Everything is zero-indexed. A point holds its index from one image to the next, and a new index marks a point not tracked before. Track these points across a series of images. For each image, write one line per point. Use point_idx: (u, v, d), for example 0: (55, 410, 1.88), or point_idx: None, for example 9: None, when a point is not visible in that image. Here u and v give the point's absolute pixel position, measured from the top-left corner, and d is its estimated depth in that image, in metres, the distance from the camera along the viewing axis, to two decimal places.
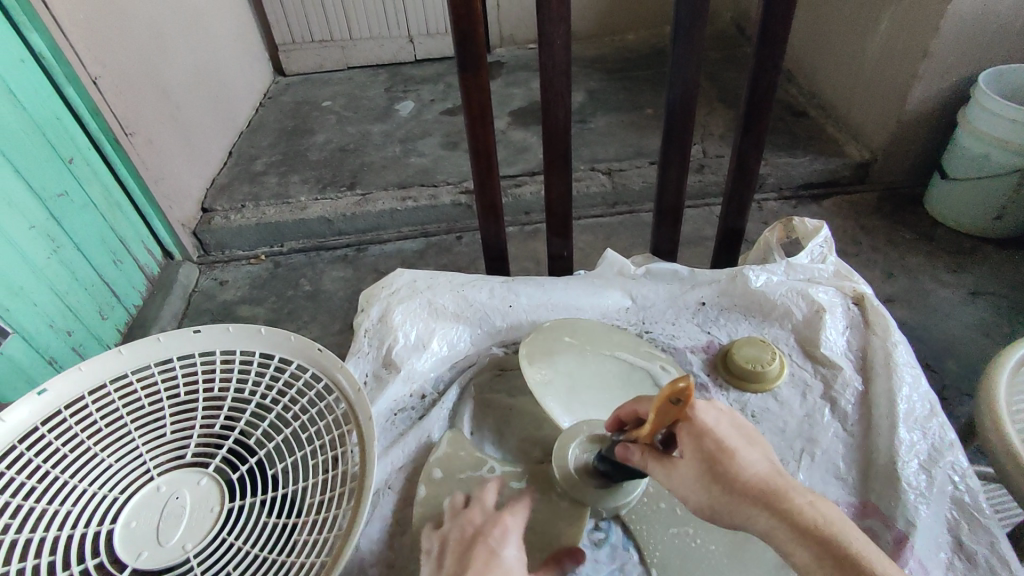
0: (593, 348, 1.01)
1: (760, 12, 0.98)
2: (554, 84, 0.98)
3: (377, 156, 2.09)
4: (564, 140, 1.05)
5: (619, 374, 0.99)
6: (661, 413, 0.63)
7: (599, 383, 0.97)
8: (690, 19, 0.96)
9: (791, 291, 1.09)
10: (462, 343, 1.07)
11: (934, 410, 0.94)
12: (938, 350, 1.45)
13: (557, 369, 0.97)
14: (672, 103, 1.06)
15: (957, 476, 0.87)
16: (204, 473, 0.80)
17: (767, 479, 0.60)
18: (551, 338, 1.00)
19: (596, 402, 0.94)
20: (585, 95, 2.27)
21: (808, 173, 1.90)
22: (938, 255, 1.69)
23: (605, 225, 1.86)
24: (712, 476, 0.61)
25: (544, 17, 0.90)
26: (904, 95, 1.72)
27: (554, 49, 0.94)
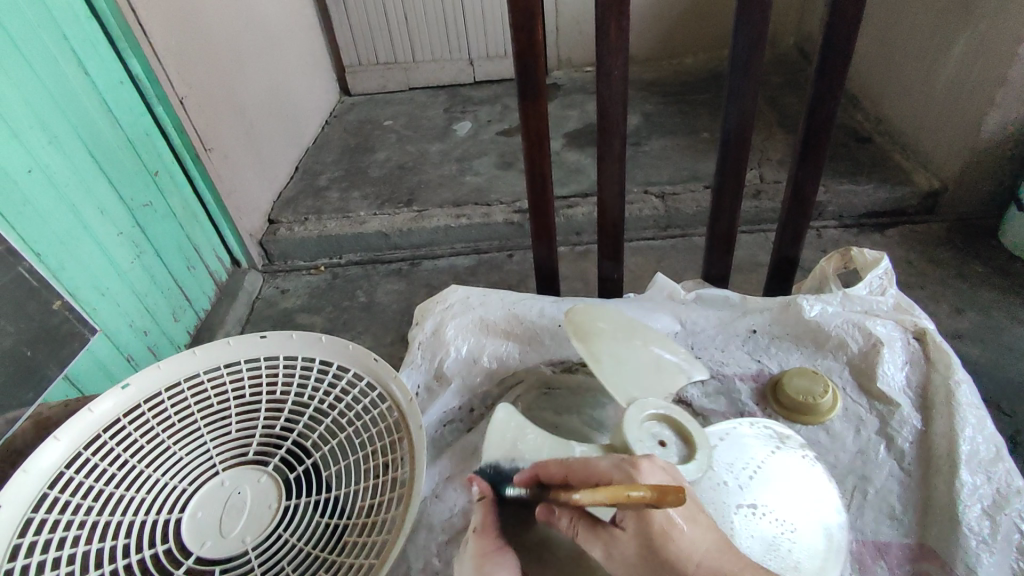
0: (629, 334, 0.99)
1: (829, 39, 0.98)
2: (611, 110, 1.00)
3: (434, 174, 2.17)
4: (620, 163, 1.07)
5: (656, 354, 0.98)
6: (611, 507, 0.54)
7: (642, 364, 0.95)
8: (750, 50, 0.97)
9: (847, 323, 1.07)
10: (511, 360, 1.08)
11: (999, 453, 0.89)
12: (1012, 392, 1.36)
13: (603, 353, 0.95)
14: (728, 131, 1.07)
15: None
16: (264, 471, 0.85)
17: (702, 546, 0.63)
18: (595, 328, 0.98)
19: (640, 382, 0.92)
20: (641, 118, 2.28)
21: (871, 201, 1.85)
22: (1014, 290, 1.60)
23: (656, 248, 1.85)
24: (651, 562, 0.63)
25: (603, 47, 0.93)
26: (978, 122, 1.65)
27: (613, 79, 0.97)
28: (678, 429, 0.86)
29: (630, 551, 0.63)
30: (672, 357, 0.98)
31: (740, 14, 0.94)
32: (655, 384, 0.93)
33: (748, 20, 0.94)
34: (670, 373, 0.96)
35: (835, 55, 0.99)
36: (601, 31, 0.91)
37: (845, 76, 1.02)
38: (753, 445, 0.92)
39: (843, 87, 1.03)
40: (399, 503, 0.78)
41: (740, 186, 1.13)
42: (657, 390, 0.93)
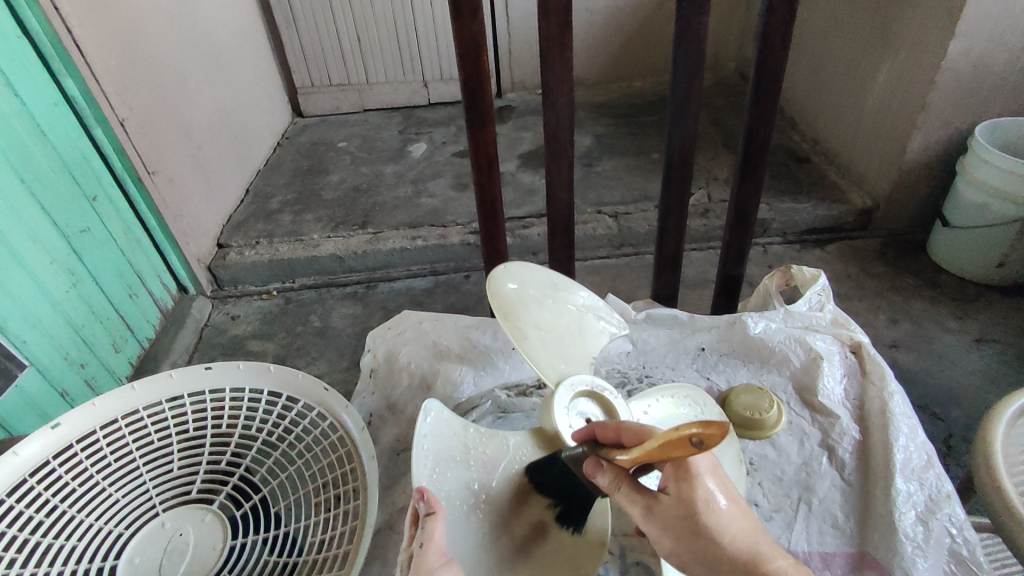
0: (551, 301, 0.95)
1: (762, 61, 1.02)
2: (558, 137, 1.01)
3: (388, 196, 2.15)
4: (567, 187, 1.08)
5: (585, 322, 0.97)
6: (670, 451, 0.52)
7: (572, 332, 0.94)
8: (688, 76, 1.00)
9: (789, 338, 1.11)
10: (464, 386, 1.04)
11: (931, 461, 0.93)
12: (945, 397, 1.44)
13: (530, 330, 0.90)
14: (671, 154, 1.09)
15: (955, 529, 0.86)
16: (208, 510, 0.82)
17: (747, 542, 0.60)
18: (521, 304, 0.92)
19: (568, 354, 0.91)
20: (593, 139, 2.34)
21: (811, 218, 1.93)
22: (942, 301, 1.70)
23: (610, 267, 1.89)
24: (691, 539, 0.61)
25: (549, 72, 0.94)
26: (903, 144, 1.76)
27: (559, 106, 0.98)
28: (607, 409, 0.87)
29: (669, 516, 0.62)
30: (596, 322, 0.98)
31: (679, 40, 0.97)
32: (579, 356, 0.92)
33: (685, 53, 0.97)
34: (591, 342, 0.95)
35: (769, 85, 1.05)
36: (544, 59, 0.93)
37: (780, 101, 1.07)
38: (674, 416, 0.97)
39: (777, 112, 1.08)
40: (350, 536, 0.75)
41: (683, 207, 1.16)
42: (580, 360, 0.92)
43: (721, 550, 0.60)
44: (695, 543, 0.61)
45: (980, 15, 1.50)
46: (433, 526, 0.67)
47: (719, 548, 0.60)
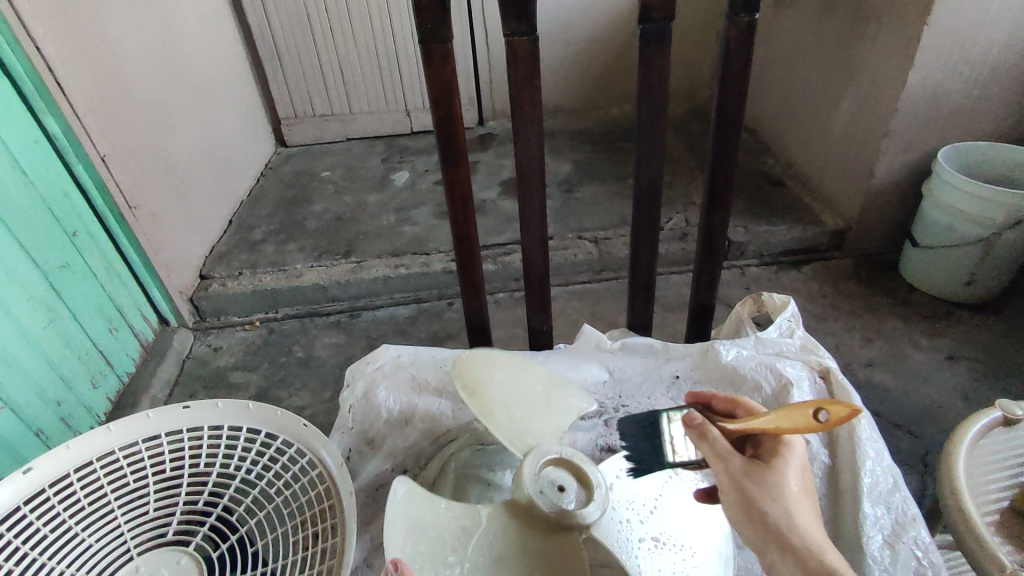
0: (524, 377, 0.90)
1: (722, 90, 0.92)
2: (529, 176, 0.94)
3: (371, 225, 2.17)
4: (541, 226, 1.00)
5: (554, 388, 0.92)
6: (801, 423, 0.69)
7: (543, 400, 0.90)
8: (651, 118, 0.93)
9: (761, 364, 0.96)
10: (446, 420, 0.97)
11: (897, 483, 0.94)
12: (920, 414, 1.47)
13: (502, 414, 0.85)
14: (640, 192, 1.01)
15: (921, 550, 0.88)
16: (184, 552, 0.82)
17: (809, 530, 0.68)
18: (487, 388, 0.85)
19: (542, 427, 0.87)
20: (573, 165, 2.39)
21: (786, 241, 1.98)
22: (915, 319, 1.74)
23: (592, 291, 1.92)
24: (756, 502, 0.70)
25: (516, 114, 0.88)
26: (871, 168, 1.82)
27: (529, 142, 0.91)
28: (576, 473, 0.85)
29: (749, 479, 0.72)
30: (567, 386, 0.94)
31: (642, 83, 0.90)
32: (555, 427, 0.88)
33: None
34: (560, 419, 0.89)
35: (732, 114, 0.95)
36: (514, 101, 0.86)
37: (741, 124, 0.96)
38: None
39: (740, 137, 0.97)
40: (328, 574, 0.74)
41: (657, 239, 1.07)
42: (545, 435, 0.86)
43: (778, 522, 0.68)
44: (762, 508, 0.70)
45: (936, 47, 1.57)
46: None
47: (780, 525, 0.68)
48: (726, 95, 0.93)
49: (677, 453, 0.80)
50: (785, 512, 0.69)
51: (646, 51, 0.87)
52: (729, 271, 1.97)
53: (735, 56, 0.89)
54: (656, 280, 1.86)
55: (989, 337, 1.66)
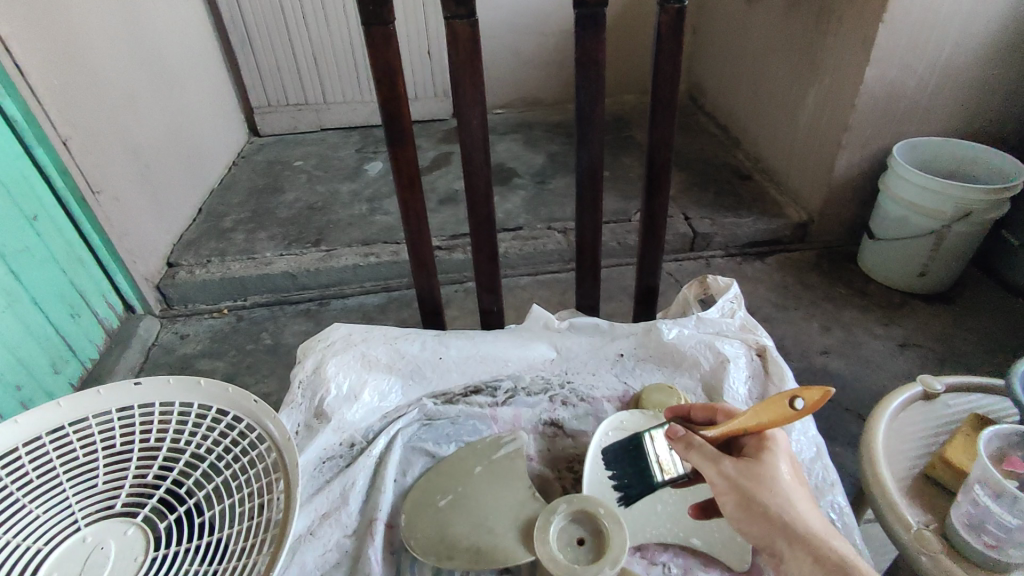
0: (465, 485, 0.86)
1: (657, 77, 0.96)
2: (473, 159, 0.96)
3: (343, 214, 2.18)
4: (487, 207, 1.02)
5: (480, 456, 0.89)
6: (770, 414, 0.66)
7: (485, 480, 0.86)
8: (592, 104, 0.96)
9: (699, 342, 1.00)
10: (394, 396, 0.98)
11: (819, 452, 0.89)
12: (871, 399, 1.52)
13: (472, 539, 0.79)
14: (581, 176, 1.04)
15: (835, 513, 0.82)
16: (132, 523, 0.83)
17: (812, 522, 0.64)
18: (433, 522, 0.81)
19: (505, 502, 0.83)
20: (546, 157, 2.41)
21: (751, 232, 2.01)
22: (871, 309, 1.79)
23: (560, 280, 1.94)
24: (753, 498, 0.66)
25: (458, 99, 0.90)
26: (831, 162, 1.86)
27: (472, 124, 0.93)
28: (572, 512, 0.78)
29: (738, 475, 0.67)
30: (488, 444, 0.90)
31: (580, 70, 0.93)
32: (515, 488, 0.84)
33: None
34: (513, 487, 0.84)
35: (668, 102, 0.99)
36: (454, 82, 0.89)
37: (675, 111, 1.00)
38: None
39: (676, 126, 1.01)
40: (270, 543, 0.75)
41: (601, 225, 1.10)
42: (522, 518, 0.80)
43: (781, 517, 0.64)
44: (759, 504, 0.65)
45: (891, 43, 1.61)
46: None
47: (787, 519, 0.64)
48: (671, 83, 0.96)
49: (666, 473, 0.78)
50: (787, 504, 0.65)
51: (587, 38, 0.90)
52: (694, 262, 2.01)
53: (670, 41, 0.92)
54: (623, 271, 1.90)
55: (942, 325, 1.71)
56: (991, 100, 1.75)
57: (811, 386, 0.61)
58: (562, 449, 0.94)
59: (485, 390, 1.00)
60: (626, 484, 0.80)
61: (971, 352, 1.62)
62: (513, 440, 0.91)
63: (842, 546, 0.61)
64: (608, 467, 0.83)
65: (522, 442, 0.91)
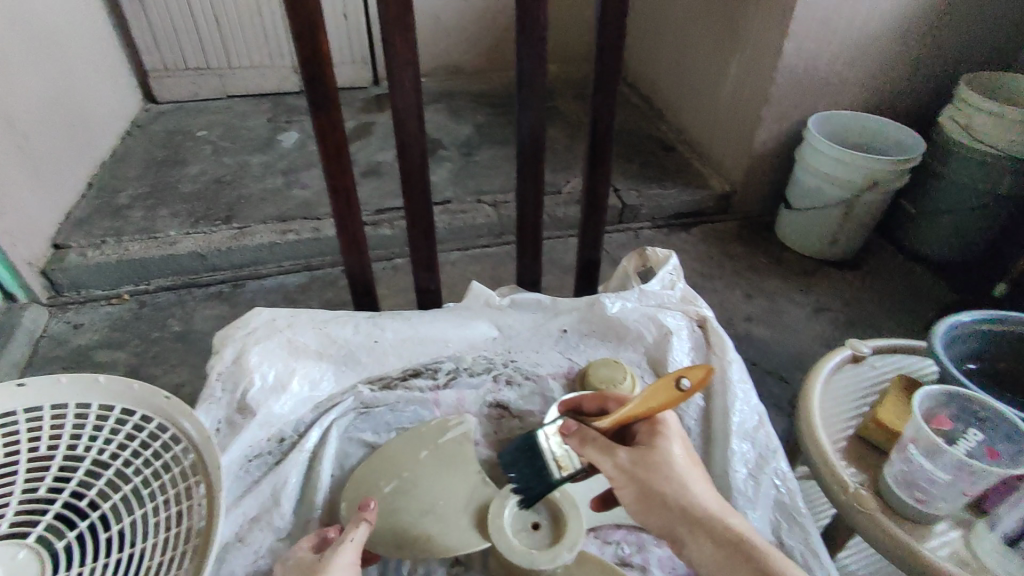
0: (411, 471, 0.81)
1: (602, 44, 0.92)
2: (406, 126, 0.89)
3: (256, 188, 2.01)
4: (421, 178, 0.95)
5: (425, 441, 0.85)
6: (655, 399, 0.65)
7: (430, 468, 0.82)
8: (532, 68, 0.91)
9: (643, 316, 0.99)
10: (326, 384, 0.90)
11: (761, 420, 0.88)
12: (790, 361, 1.60)
13: (414, 533, 0.76)
14: (522, 145, 0.99)
15: (779, 480, 0.82)
16: (23, 545, 0.73)
17: (706, 500, 0.64)
18: (380, 515, 0.77)
19: (456, 489, 0.80)
20: (473, 128, 2.34)
21: (677, 204, 2.05)
22: (788, 276, 1.88)
23: (492, 255, 1.90)
24: (648, 485, 0.65)
25: (390, 58, 0.82)
26: (752, 134, 1.92)
27: (404, 86, 0.85)
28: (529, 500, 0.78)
29: (631, 465, 0.66)
30: (434, 429, 0.86)
31: (520, 31, 0.88)
32: (464, 473, 0.81)
33: None
34: (460, 471, 0.81)
35: (609, 68, 0.95)
36: (385, 40, 0.81)
37: (617, 80, 0.96)
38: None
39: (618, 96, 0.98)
40: (192, 555, 0.68)
41: (542, 195, 1.06)
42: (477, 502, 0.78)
43: (676, 501, 0.63)
44: (655, 490, 0.64)
45: (809, 17, 1.66)
46: (352, 529, 0.68)
47: (681, 502, 0.63)
48: (614, 48, 0.92)
49: (563, 469, 0.71)
50: (680, 487, 0.64)
51: None
52: (624, 234, 2.02)
53: (614, 4, 0.88)
54: (555, 244, 1.88)
55: (850, 290, 1.83)
56: (894, 76, 1.85)
57: (695, 365, 0.64)
58: (508, 431, 0.91)
59: (425, 373, 0.95)
60: (528, 485, 0.73)
61: (875, 314, 1.75)
62: (460, 424, 0.86)
63: (736, 521, 0.62)
64: (507, 470, 0.76)
65: (469, 426, 0.87)
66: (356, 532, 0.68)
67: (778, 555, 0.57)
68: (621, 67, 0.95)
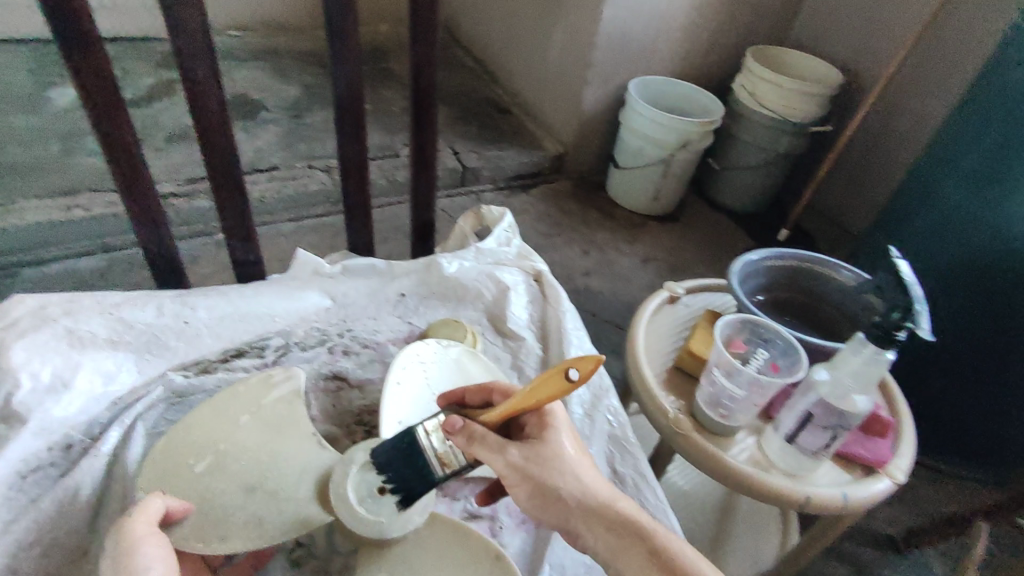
0: (228, 442, 0.72)
1: None
2: (198, 73, 0.72)
3: (24, 157, 1.66)
4: (224, 137, 0.79)
5: (244, 405, 0.76)
6: (539, 396, 0.56)
7: (255, 432, 0.74)
8: (342, 14, 0.82)
9: (480, 274, 1.00)
10: (124, 375, 0.78)
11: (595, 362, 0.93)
12: (624, 309, 1.73)
13: (247, 514, 0.67)
14: (340, 99, 0.89)
15: (612, 417, 0.88)
16: None
17: (599, 486, 0.60)
18: (198, 498, 0.67)
19: (288, 457, 0.72)
20: (298, 88, 2.15)
21: (516, 165, 2.08)
22: (619, 231, 2.01)
23: (329, 225, 1.78)
24: (541, 480, 0.60)
25: None
26: (580, 96, 2.00)
27: (190, 26, 0.69)
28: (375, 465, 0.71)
29: (522, 462, 0.60)
30: (255, 388, 0.77)
31: None
32: (296, 438, 0.74)
33: None
34: (288, 436, 0.74)
35: (426, 17, 0.91)
36: None
37: (435, 30, 0.92)
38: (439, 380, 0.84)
39: (438, 48, 0.94)
40: None
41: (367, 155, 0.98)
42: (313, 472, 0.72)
43: (571, 493, 0.59)
44: (550, 485, 0.60)
45: None
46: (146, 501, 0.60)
47: (577, 493, 0.59)
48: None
49: (446, 466, 0.61)
50: (575, 478, 0.60)
51: None
52: (466, 197, 2.02)
53: None
54: (397, 210, 1.82)
55: (671, 241, 2.02)
56: (698, 43, 2.03)
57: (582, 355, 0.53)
58: (348, 403, 0.86)
59: (251, 351, 0.87)
60: (407, 483, 0.65)
61: (692, 261, 1.95)
62: (287, 380, 0.79)
63: (628, 504, 0.60)
64: (382, 469, 0.67)
65: (298, 379, 0.79)
66: (151, 502, 0.60)
67: (672, 535, 0.56)
68: (438, 17, 0.91)
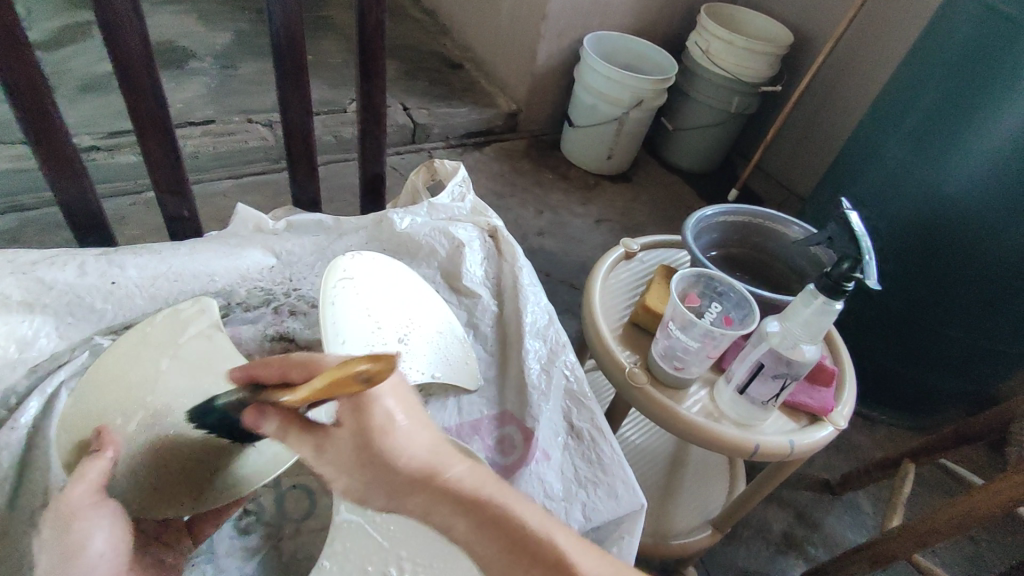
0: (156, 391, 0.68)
1: None
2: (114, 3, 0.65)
3: None
4: (150, 77, 0.71)
5: (160, 348, 0.70)
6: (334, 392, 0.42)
7: (178, 376, 0.70)
8: None
9: (434, 230, 0.96)
10: (42, 342, 0.72)
11: (551, 318, 0.93)
12: (578, 269, 1.73)
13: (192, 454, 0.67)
14: (277, 38, 0.81)
15: (569, 372, 0.88)
16: None
17: (421, 453, 0.50)
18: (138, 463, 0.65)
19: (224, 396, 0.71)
20: (230, 36, 2.00)
21: (467, 122, 2.02)
22: (573, 191, 2.00)
23: (270, 183, 1.69)
24: (364, 462, 0.49)
25: None
26: (534, 51, 1.94)
27: None
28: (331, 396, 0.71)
29: (341, 454, 0.50)
30: (162, 327, 0.71)
31: None
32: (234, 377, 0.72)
33: None
34: (220, 377, 0.71)
35: None
36: None
37: None
38: (370, 294, 0.81)
39: None
40: None
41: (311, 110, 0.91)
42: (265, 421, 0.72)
43: (392, 471, 0.49)
44: (370, 462, 0.49)
45: None
46: (85, 463, 0.58)
47: (392, 468, 0.49)
48: None
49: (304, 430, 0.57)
50: (389, 452, 0.49)
51: None
52: (416, 155, 1.95)
53: None
54: (343, 168, 1.74)
55: (624, 201, 2.02)
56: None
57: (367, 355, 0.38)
58: None
59: None
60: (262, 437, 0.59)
61: (644, 220, 1.96)
62: (197, 311, 0.73)
63: (455, 468, 0.50)
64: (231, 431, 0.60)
65: (210, 310, 0.74)
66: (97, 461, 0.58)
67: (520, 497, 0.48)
68: None
